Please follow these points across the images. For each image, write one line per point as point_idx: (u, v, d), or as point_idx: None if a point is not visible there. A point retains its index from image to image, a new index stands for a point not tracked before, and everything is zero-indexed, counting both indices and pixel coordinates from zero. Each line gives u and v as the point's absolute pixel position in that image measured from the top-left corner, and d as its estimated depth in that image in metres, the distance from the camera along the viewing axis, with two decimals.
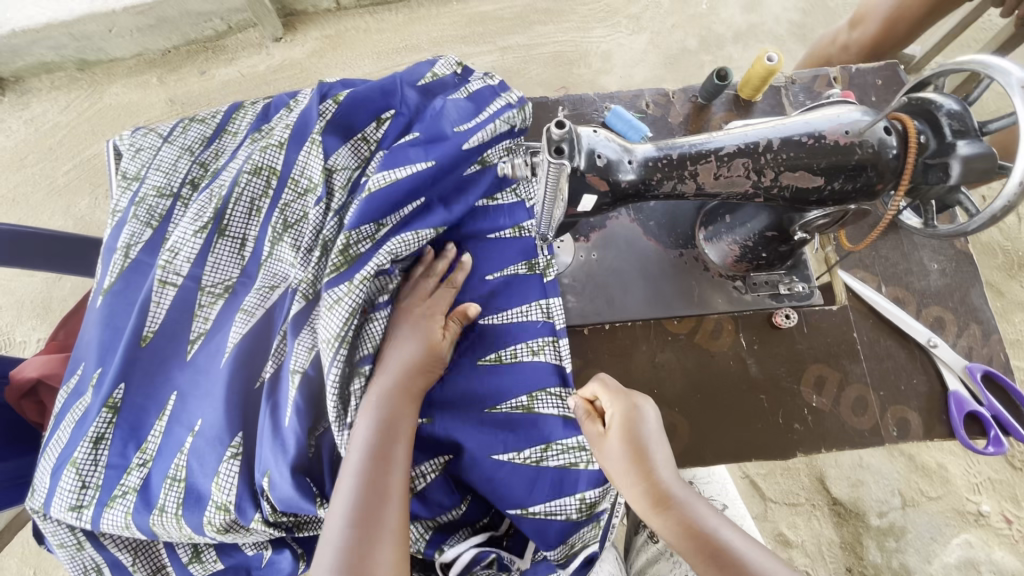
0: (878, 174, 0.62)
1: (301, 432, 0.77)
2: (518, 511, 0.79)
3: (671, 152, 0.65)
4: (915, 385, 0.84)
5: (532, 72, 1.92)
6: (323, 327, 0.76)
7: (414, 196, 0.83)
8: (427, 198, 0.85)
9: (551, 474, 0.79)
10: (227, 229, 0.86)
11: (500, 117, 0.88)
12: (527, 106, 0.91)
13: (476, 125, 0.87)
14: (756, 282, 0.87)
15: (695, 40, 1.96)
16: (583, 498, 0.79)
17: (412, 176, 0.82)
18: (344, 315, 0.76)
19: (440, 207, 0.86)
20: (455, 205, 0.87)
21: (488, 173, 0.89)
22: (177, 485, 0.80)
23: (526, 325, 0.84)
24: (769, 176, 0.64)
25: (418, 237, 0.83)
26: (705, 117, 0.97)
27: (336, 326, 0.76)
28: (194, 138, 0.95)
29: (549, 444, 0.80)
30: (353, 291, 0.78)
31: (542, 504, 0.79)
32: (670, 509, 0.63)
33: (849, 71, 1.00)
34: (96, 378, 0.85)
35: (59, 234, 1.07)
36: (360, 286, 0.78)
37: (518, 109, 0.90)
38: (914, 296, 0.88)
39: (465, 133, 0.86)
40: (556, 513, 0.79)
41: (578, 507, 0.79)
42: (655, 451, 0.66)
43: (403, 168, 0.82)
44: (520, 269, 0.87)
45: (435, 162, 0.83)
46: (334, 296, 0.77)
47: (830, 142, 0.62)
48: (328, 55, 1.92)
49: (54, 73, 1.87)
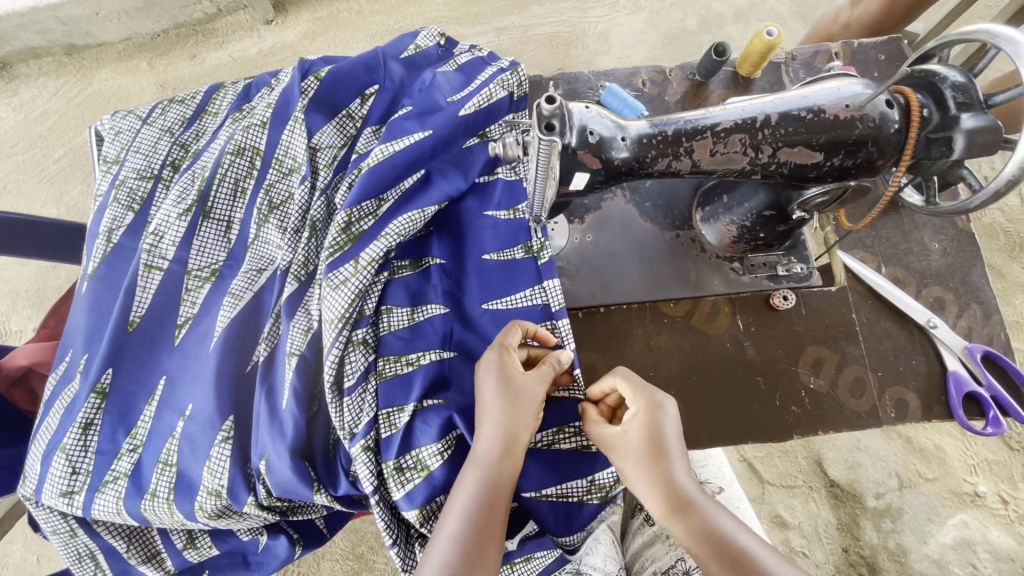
0: (879, 150, 0.60)
1: (298, 415, 0.76)
2: (534, 494, 0.79)
3: (665, 129, 0.63)
4: (914, 366, 0.83)
5: (528, 53, 1.88)
6: (327, 307, 0.77)
7: (412, 169, 0.84)
8: (427, 169, 0.85)
9: (567, 456, 0.80)
10: (212, 211, 0.85)
11: (494, 85, 0.88)
12: (520, 66, 0.90)
13: (469, 93, 0.88)
14: (754, 263, 0.86)
15: (695, 19, 1.92)
16: (594, 479, 0.79)
17: (410, 148, 0.83)
18: (350, 296, 0.77)
19: (440, 179, 0.85)
20: (452, 175, 0.86)
21: (480, 148, 0.89)
22: (169, 470, 0.79)
23: (527, 309, 0.83)
24: (767, 152, 0.62)
25: (423, 214, 0.83)
26: (702, 94, 0.95)
27: (340, 306, 0.77)
28: (174, 120, 0.93)
29: (561, 428, 0.80)
30: (358, 274, 0.79)
31: (555, 485, 0.79)
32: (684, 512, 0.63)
33: (851, 46, 0.98)
34: (84, 364, 0.84)
35: (53, 221, 1.06)
36: (366, 268, 0.79)
37: (510, 71, 0.90)
38: (914, 276, 0.87)
39: (459, 102, 0.87)
40: (567, 495, 0.79)
41: (589, 489, 0.79)
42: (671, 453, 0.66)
43: (401, 141, 0.83)
44: (517, 253, 0.84)
45: (433, 132, 0.84)
46: (338, 278, 0.78)
47: (830, 116, 0.60)
48: (322, 38, 1.89)
49: (42, 58, 1.83)
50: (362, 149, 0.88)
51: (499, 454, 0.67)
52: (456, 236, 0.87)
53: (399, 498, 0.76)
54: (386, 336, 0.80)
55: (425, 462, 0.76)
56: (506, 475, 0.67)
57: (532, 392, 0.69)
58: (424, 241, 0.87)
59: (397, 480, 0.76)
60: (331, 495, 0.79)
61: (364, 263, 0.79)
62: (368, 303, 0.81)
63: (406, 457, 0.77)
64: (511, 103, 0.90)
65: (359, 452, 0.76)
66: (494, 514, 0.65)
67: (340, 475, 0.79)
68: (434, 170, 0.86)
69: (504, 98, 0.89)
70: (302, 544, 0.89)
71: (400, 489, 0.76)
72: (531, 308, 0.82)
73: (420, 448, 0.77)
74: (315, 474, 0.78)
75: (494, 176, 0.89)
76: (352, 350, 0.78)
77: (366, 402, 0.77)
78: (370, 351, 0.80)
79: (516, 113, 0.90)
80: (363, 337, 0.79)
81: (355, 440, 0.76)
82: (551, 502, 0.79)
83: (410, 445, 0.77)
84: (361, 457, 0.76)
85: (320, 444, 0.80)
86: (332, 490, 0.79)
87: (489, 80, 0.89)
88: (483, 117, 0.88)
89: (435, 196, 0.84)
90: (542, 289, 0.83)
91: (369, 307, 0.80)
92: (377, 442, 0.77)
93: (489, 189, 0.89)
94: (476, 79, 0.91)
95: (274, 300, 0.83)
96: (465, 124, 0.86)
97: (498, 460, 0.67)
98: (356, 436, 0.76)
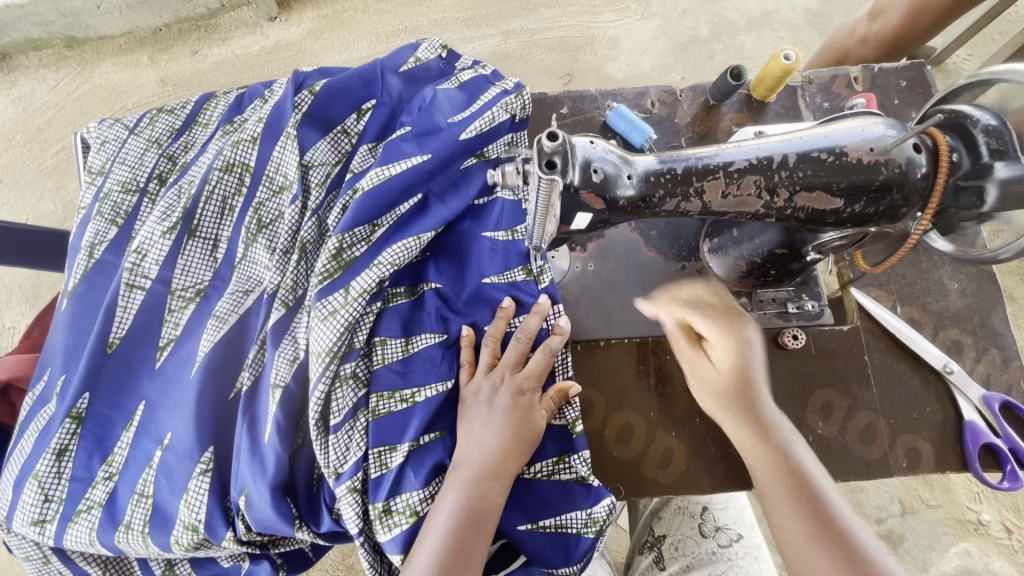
0: (904, 197, 0.56)
1: (281, 450, 0.73)
2: (525, 525, 0.75)
3: (675, 166, 0.58)
4: (928, 413, 0.79)
5: (536, 58, 1.83)
6: (315, 339, 0.74)
7: (409, 193, 0.80)
8: (425, 194, 0.82)
9: (568, 488, 0.76)
10: (198, 229, 0.81)
11: (498, 107, 0.84)
12: (526, 90, 0.87)
13: (470, 115, 0.84)
14: (763, 299, 0.82)
15: (707, 26, 1.87)
16: (592, 511, 0.75)
17: (406, 171, 0.79)
18: (338, 329, 0.74)
19: (437, 204, 0.82)
20: (450, 199, 0.83)
21: (479, 169, 0.85)
22: (145, 501, 0.76)
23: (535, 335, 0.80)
24: (783, 197, 0.58)
25: (419, 241, 0.79)
26: (714, 118, 0.91)
27: (327, 340, 0.73)
28: (162, 131, 0.89)
29: (560, 458, 0.77)
30: (348, 305, 0.75)
31: (553, 516, 0.75)
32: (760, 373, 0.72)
33: (872, 70, 0.93)
34: (61, 386, 0.80)
35: (37, 229, 1.01)
36: (357, 300, 0.75)
37: (515, 95, 0.86)
38: (931, 317, 0.83)
39: (459, 123, 0.83)
40: (566, 527, 0.75)
41: (586, 522, 0.75)
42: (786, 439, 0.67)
43: (398, 164, 0.80)
44: (517, 275, 0.81)
45: (432, 156, 0.81)
46: (326, 308, 0.74)
47: (852, 159, 0.55)
48: (326, 36, 1.84)
49: (41, 50, 1.79)
50: (357, 168, 0.84)
51: (489, 467, 0.71)
52: (452, 263, 0.83)
53: (385, 541, 0.73)
54: (378, 369, 0.77)
55: (414, 508, 0.73)
56: (493, 485, 0.71)
57: (533, 418, 0.75)
58: (420, 267, 0.83)
59: (383, 523, 0.73)
60: (314, 531, 0.76)
61: (355, 293, 0.75)
62: (359, 335, 0.77)
63: (395, 501, 0.74)
64: (511, 125, 0.86)
65: (345, 493, 0.73)
66: (478, 519, 0.69)
67: (323, 511, 0.76)
68: (431, 194, 0.82)
69: (505, 121, 0.85)
70: (286, 569, 0.84)
71: (386, 533, 0.73)
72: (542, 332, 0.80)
73: (409, 492, 0.74)
74: (296, 510, 0.75)
75: (491, 199, 0.85)
76: (340, 386, 0.75)
77: (354, 439, 0.74)
78: (360, 386, 0.76)
79: (514, 136, 0.87)
80: (352, 371, 0.76)
81: (341, 480, 0.73)
82: (548, 534, 0.75)
83: (400, 488, 0.74)
84: (347, 498, 0.73)
85: (302, 479, 0.77)
86: (316, 526, 0.76)
87: (493, 102, 0.85)
88: (484, 139, 0.84)
89: (432, 221, 0.81)
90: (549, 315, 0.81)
91: (359, 340, 0.77)
92: (363, 482, 0.74)
93: (487, 213, 0.85)
94: (479, 100, 0.87)
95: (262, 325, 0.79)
96: (466, 148, 0.82)
97: (485, 471, 0.71)
98: (342, 476, 0.74)
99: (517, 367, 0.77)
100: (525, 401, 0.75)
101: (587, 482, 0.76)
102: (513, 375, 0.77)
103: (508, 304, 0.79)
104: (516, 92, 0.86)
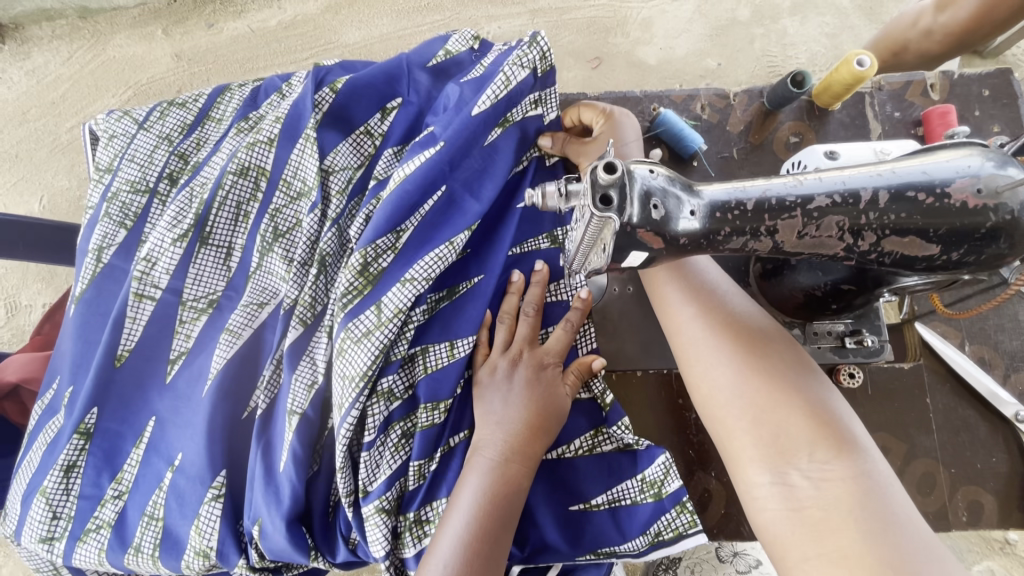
0: (1011, 246, 0.48)
1: (298, 483, 0.69)
2: (580, 505, 0.73)
3: (746, 199, 0.51)
4: (994, 464, 0.74)
5: (564, 39, 1.71)
6: (348, 362, 0.68)
7: (431, 189, 0.73)
8: (449, 187, 0.74)
9: (612, 458, 0.74)
10: (210, 236, 0.76)
11: (512, 63, 0.75)
12: (540, 36, 0.78)
13: (484, 83, 0.76)
14: (817, 331, 0.73)
15: (747, 9, 1.73)
16: (645, 475, 0.72)
17: (419, 167, 0.72)
18: (373, 352, 0.68)
19: (463, 196, 0.75)
20: (480, 192, 0.75)
21: (506, 139, 0.77)
22: (155, 524, 0.73)
23: (552, 307, 0.78)
24: (869, 240, 0.51)
25: (452, 248, 0.72)
26: (769, 127, 0.84)
27: (361, 362, 0.68)
28: (173, 126, 0.83)
29: (599, 430, 0.74)
30: (382, 326, 0.69)
31: (604, 492, 0.73)
32: (727, 327, 0.62)
33: (950, 76, 0.85)
34: (69, 398, 0.77)
35: (64, 225, 0.95)
36: (392, 322, 0.69)
37: (527, 44, 0.77)
38: (1003, 358, 0.78)
39: (476, 97, 0.75)
40: (620, 500, 0.73)
41: (640, 489, 0.72)
42: (711, 408, 0.60)
43: (413, 161, 0.73)
44: (542, 243, 0.79)
45: (447, 143, 0.73)
46: (359, 329, 0.69)
47: (954, 203, 0.48)
48: (345, 11, 1.70)
49: (55, 21, 1.66)
50: (381, 174, 0.78)
51: (512, 448, 0.66)
52: (496, 256, 0.76)
53: (412, 555, 0.71)
54: (422, 380, 0.72)
55: None
56: (519, 468, 0.66)
57: (558, 397, 0.70)
58: (462, 266, 0.76)
59: (414, 534, 0.71)
60: (331, 561, 0.74)
61: (388, 313, 0.69)
62: (400, 346, 0.71)
63: (427, 509, 0.72)
64: (534, 81, 0.78)
65: (372, 513, 0.69)
66: (506, 508, 0.64)
67: (339, 542, 0.73)
68: (454, 187, 0.74)
69: (526, 79, 0.76)
70: None
71: (415, 546, 0.71)
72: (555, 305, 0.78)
73: (441, 500, 0.72)
74: (311, 539, 0.72)
75: (524, 165, 0.81)
76: (375, 401, 0.70)
77: (385, 456, 0.70)
78: (394, 400, 0.71)
79: (539, 92, 0.79)
80: (389, 386, 0.71)
81: (369, 498, 0.70)
82: (605, 511, 0.73)
83: (432, 496, 0.72)
84: (374, 519, 0.69)
85: (317, 506, 0.73)
86: (331, 557, 0.74)
87: (504, 60, 0.77)
88: (507, 104, 0.76)
89: (464, 221, 0.74)
90: (560, 285, 0.78)
91: (401, 350, 0.71)
92: (391, 502, 0.70)
93: (522, 181, 0.80)
94: (487, 64, 0.79)
95: (276, 347, 0.74)
96: (482, 122, 0.74)
97: (511, 454, 0.66)
98: (370, 495, 0.70)
99: (533, 342, 0.74)
100: (547, 375, 0.71)
101: (632, 450, 0.73)
102: (530, 352, 0.73)
103: (517, 278, 0.76)
104: (528, 41, 0.78)
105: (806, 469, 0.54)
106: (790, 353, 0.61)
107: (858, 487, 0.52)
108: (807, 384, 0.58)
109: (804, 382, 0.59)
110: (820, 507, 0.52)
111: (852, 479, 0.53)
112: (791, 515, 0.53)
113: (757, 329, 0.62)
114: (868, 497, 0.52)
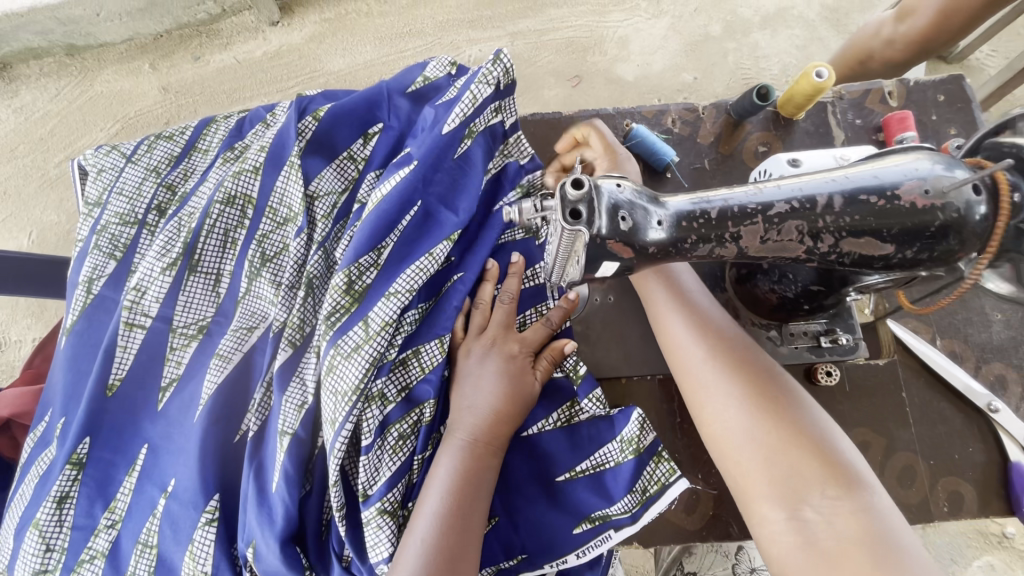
0: (960, 242, 0.50)
1: (291, 501, 0.69)
2: (565, 475, 0.74)
3: (709, 208, 0.54)
4: (971, 454, 0.76)
5: (543, 59, 1.75)
6: (339, 377, 0.69)
7: (407, 206, 0.75)
8: (425, 203, 0.76)
9: (591, 425, 0.75)
10: (199, 263, 0.77)
11: (475, 85, 0.78)
12: (504, 55, 0.80)
13: (452, 102, 0.79)
14: (794, 332, 0.75)
15: (719, 25, 1.79)
16: (622, 434, 0.74)
17: (397, 188, 0.75)
18: (363, 365, 0.69)
19: (441, 210, 0.77)
20: (457, 204, 0.77)
21: (474, 148, 0.79)
22: (149, 552, 0.73)
23: (528, 292, 0.81)
24: (828, 242, 0.53)
25: (433, 259, 0.74)
26: (738, 137, 0.87)
27: (352, 377, 0.69)
28: (160, 158, 0.86)
29: (574, 401, 0.76)
30: (371, 341, 0.70)
31: (587, 459, 0.74)
32: (733, 366, 0.64)
33: (907, 84, 0.89)
34: (61, 428, 0.78)
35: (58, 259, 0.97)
36: (379, 336, 0.70)
37: (492, 61, 0.79)
38: (974, 350, 0.80)
39: (443, 115, 0.78)
40: (603, 464, 0.73)
41: (621, 449, 0.73)
42: (723, 447, 0.62)
43: (389, 182, 0.75)
44: (517, 234, 0.82)
45: (419, 162, 0.76)
46: (348, 345, 0.70)
47: (905, 204, 0.51)
48: (329, 40, 1.74)
49: (43, 59, 1.69)
50: (365, 198, 0.80)
51: (480, 431, 0.68)
52: (477, 257, 0.78)
53: None
54: (419, 382, 0.74)
55: None
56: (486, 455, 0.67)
57: (528, 383, 0.72)
58: (445, 274, 0.78)
59: None
60: None
61: (375, 327, 0.71)
62: (392, 349, 0.72)
63: None
64: (496, 94, 0.81)
65: (374, 516, 0.69)
66: (478, 486, 0.65)
67: (332, 560, 0.73)
68: (431, 203, 0.77)
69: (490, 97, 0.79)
70: None
71: None
72: (527, 291, 0.81)
73: None
74: (306, 559, 0.73)
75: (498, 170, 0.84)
76: (368, 409, 0.70)
77: (384, 458, 0.71)
78: (388, 403, 0.72)
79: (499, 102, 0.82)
80: (380, 390, 0.71)
81: (369, 502, 0.70)
82: (590, 477, 0.73)
83: None
84: (376, 521, 0.69)
85: (311, 523, 0.74)
86: None
87: (470, 80, 0.79)
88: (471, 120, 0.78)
89: (442, 233, 0.76)
90: (536, 272, 0.81)
91: (392, 354, 0.72)
92: (393, 503, 0.70)
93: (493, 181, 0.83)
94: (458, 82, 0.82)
95: (267, 366, 0.76)
96: (450, 137, 0.77)
97: (480, 442, 0.68)
98: (371, 498, 0.70)
99: (509, 328, 0.76)
100: (518, 362, 0.73)
101: (606, 415, 0.75)
102: (506, 337, 0.75)
103: (492, 266, 0.79)
104: (491, 59, 0.80)
105: (818, 505, 0.55)
106: (788, 388, 0.63)
107: (867, 520, 0.54)
108: (807, 418, 0.60)
109: (808, 422, 0.60)
110: (834, 541, 0.53)
111: (860, 511, 0.54)
112: (805, 548, 0.54)
113: (756, 365, 0.64)
114: (879, 530, 0.53)
